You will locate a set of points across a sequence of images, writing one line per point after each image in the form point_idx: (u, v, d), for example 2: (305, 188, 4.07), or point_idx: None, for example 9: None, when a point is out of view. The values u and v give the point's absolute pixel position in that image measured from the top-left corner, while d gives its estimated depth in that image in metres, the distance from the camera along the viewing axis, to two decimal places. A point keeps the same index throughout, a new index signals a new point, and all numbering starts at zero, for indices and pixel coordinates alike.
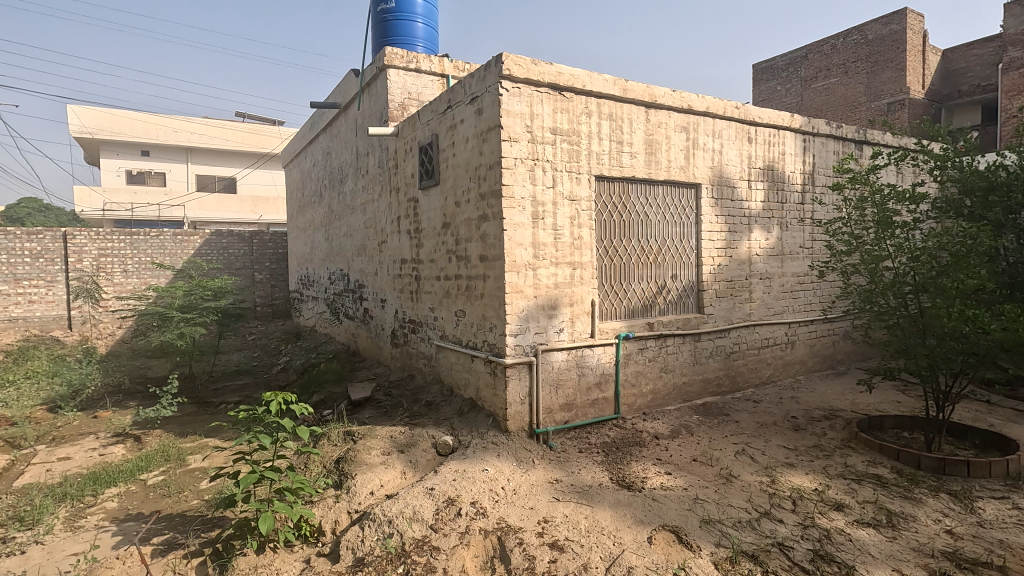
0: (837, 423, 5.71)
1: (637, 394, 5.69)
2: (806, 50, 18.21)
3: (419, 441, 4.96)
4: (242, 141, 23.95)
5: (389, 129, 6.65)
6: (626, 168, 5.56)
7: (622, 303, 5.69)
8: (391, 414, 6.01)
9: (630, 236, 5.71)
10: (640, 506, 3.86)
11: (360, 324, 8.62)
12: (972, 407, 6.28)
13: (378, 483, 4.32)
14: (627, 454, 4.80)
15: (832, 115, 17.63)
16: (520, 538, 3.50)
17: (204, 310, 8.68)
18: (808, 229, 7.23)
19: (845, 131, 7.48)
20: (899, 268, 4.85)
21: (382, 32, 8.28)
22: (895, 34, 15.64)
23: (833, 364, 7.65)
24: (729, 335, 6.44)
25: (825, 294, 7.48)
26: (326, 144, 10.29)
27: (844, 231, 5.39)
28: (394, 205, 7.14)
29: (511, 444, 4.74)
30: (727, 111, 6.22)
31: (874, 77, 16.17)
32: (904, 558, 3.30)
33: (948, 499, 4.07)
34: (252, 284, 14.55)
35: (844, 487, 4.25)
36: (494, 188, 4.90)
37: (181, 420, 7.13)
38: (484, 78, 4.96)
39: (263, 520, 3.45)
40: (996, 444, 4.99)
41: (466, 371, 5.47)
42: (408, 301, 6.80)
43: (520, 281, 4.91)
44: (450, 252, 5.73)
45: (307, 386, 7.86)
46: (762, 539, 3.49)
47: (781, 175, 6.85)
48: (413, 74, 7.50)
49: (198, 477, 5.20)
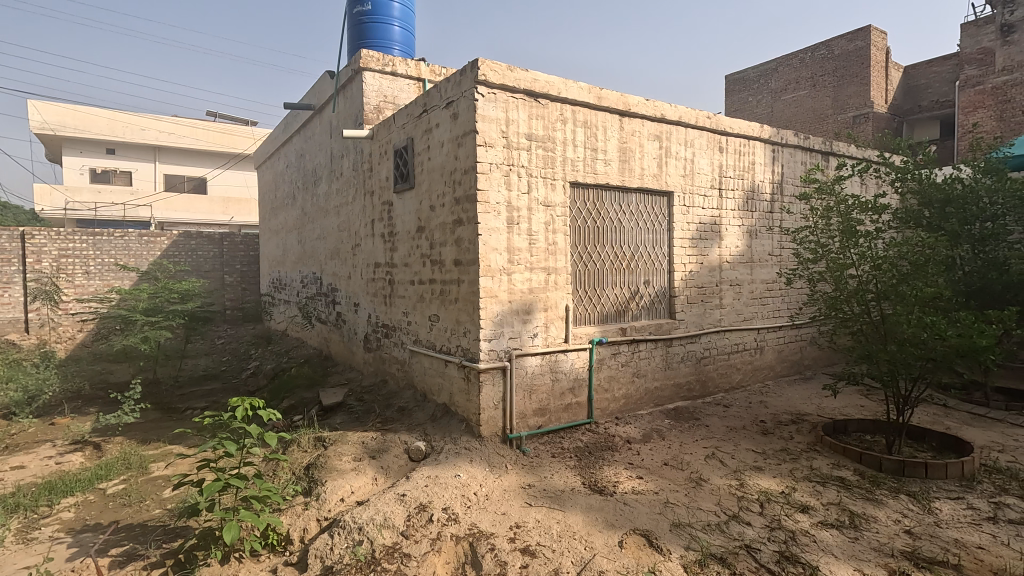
0: (804, 427, 5.86)
1: (610, 398, 5.73)
2: (776, 63, 18.71)
3: (392, 446, 4.91)
4: (213, 142, 23.50)
5: (363, 132, 6.61)
6: (600, 174, 5.61)
7: (596, 308, 5.74)
8: (363, 420, 5.92)
9: (604, 242, 5.77)
10: (612, 510, 3.90)
11: (333, 328, 8.49)
12: (930, 411, 6.52)
13: (348, 489, 4.27)
14: (599, 459, 4.83)
15: (801, 126, 18.14)
16: (492, 543, 3.49)
17: (169, 313, 8.44)
18: (777, 237, 7.40)
19: (813, 142, 7.70)
20: (862, 276, 4.98)
21: (357, 33, 8.22)
22: (859, 50, 16.24)
23: (800, 369, 7.84)
24: (699, 340, 6.55)
25: (793, 301, 7.67)
26: (299, 145, 10.18)
27: (811, 239, 5.52)
28: (368, 208, 7.06)
29: (484, 450, 4.73)
30: (698, 120, 6.34)
31: (840, 90, 16.73)
32: (867, 558, 3.38)
33: (908, 499, 4.20)
34: (222, 287, 14.17)
35: (810, 489, 4.35)
36: (469, 193, 4.89)
37: (144, 426, 6.91)
38: (460, 83, 4.97)
39: (228, 530, 3.35)
40: (952, 446, 5.19)
41: (440, 376, 5.44)
42: (381, 304, 6.75)
43: (494, 285, 4.91)
44: (424, 256, 5.70)
45: (278, 391, 7.70)
46: (731, 541, 3.54)
47: (750, 184, 7.01)
48: (390, 77, 7.44)
49: (161, 485, 5.05)
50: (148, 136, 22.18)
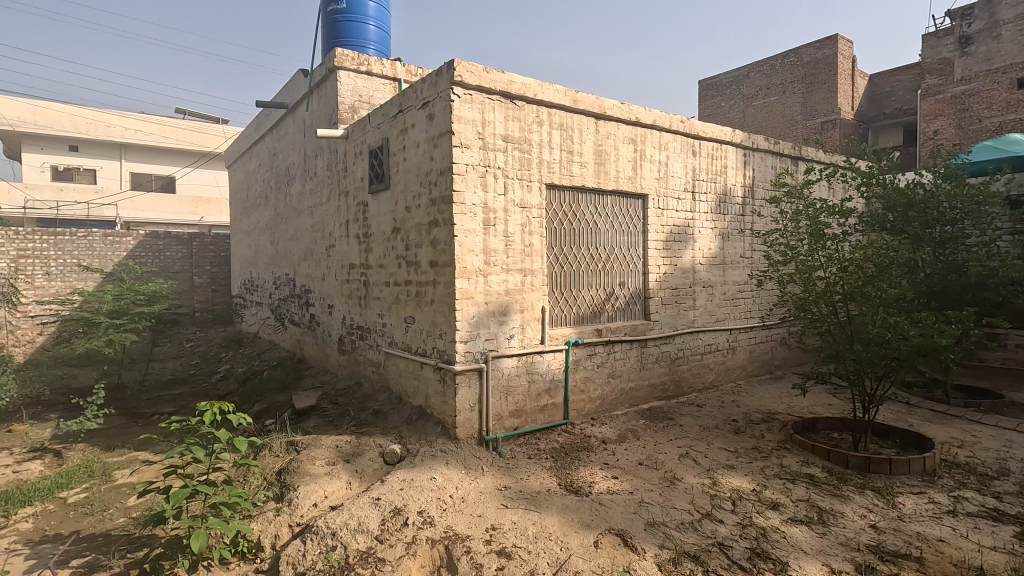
0: (774, 425, 5.98)
1: (585, 399, 5.77)
2: (748, 69, 19.11)
3: (366, 450, 4.85)
4: (182, 140, 23.00)
5: (338, 132, 6.53)
6: (576, 176, 5.65)
7: (571, 309, 5.77)
8: (337, 423, 5.83)
9: (580, 244, 5.81)
10: (587, 510, 3.92)
11: (306, 330, 8.35)
12: (894, 408, 6.73)
13: (321, 494, 4.20)
14: (574, 459, 4.85)
15: (771, 131, 18.55)
16: (468, 546, 3.47)
17: (135, 315, 8.20)
18: (748, 239, 7.55)
19: (783, 147, 7.88)
20: (830, 278, 5.11)
21: (332, 32, 8.12)
22: (827, 58, 16.70)
23: (771, 369, 8.01)
24: (673, 342, 6.63)
25: (763, 302, 7.84)
26: (272, 144, 10.00)
27: (781, 241, 5.64)
28: (343, 209, 6.97)
29: (460, 452, 4.71)
30: (672, 124, 6.43)
31: (809, 97, 17.17)
32: (834, 553, 3.47)
33: (874, 495, 4.32)
34: (191, 289, 13.81)
35: (780, 487, 4.44)
36: (446, 194, 4.87)
37: (108, 432, 6.70)
38: (436, 83, 4.95)
39: (195, 538, 3.26)
40: (914, 442, 5.37)
41: (415, 379, 5.40)
42: (356, 306, 6.67)
43: (470, 287, 4.89)
44: (400, 257, 5.65)
45: (249, 395, 7.54)
46: (704, 539, 3.60)
47: (722, 187, 7.14)
48: (365, 77, 7.37)
49: (126, 493, 4.89)
50: (114, 133, 21.54)
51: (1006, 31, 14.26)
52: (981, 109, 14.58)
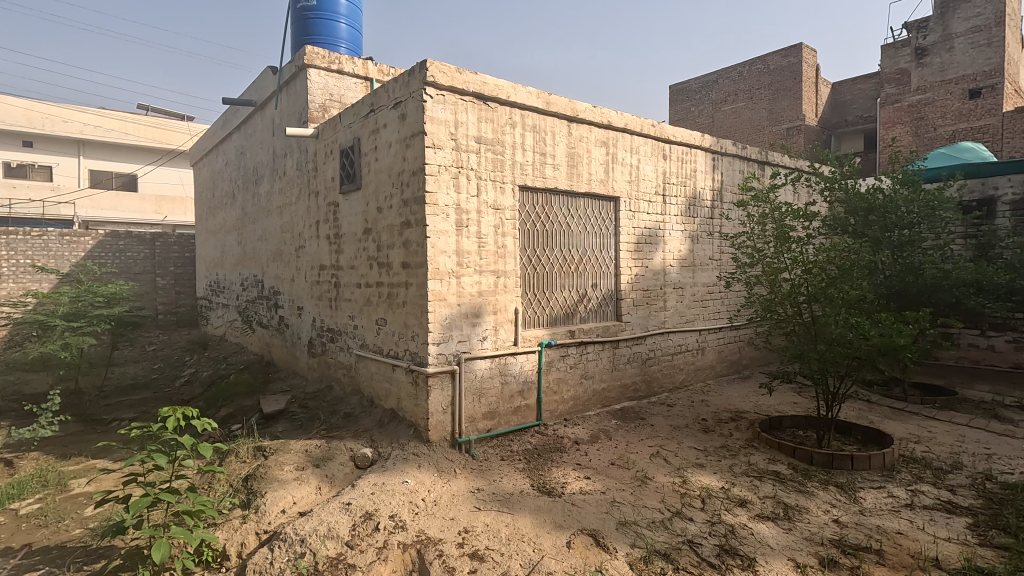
0: (742, 424, 6.12)
1: (558, 400, 5.79)
2: (717, 75, 19.52)
3: (337, 454, 4.77)
4: (144, 137, 22.29)
5: (308, 130, 6.42)
6: (549, 178, 5.67)
7: (544, 311, 5.79)
8: (306, 427, 5.72)
9: (553, 245, 5.84)
10: (560, 510, 3.94)
11: (275, 333, 8.18)
12: (856, 406, 6.95)
13: (290, 500, 4.11)
14: (547, 460, 4.87)
15: (739, 136, 18.98)
16: (440, 549, 3.45)
17: (94, 318, 7.91)
18: (717, 242, 7.70)
19: (750, 152, 8.07)
20: (795, 280, 5.24)
21: (301, 29, 7.99)
22: (792, 66, 17.19)
23: (739, 369, 8.19)
24: (644, 342, 6.72)
25: (731, 303, 8.01)
26: (239, 142, 9.78)
27: (748, 244, 5.77)
28: (312, 209, 6.85)
29: (433, 455, 4.68)
30: (643, 128, 6.52)
31: (775, 103, 17.64)
32: (799, 548, 3.56)
33: (836, 490, 4.45)
34: (153, 291, 13.37)
35: (747, 484, 4.54)
36: (418, 194, 4.83)
37: (63, 440, 6.43)
38: (408, 83, 4.91)
39: (157, 548, 3.14)
40: (875, 439, 5.55)
41: (387, 381, 5.34)
42: (327, 308, 6.56)
43: (443, 288, 4.87)
44: (371, 259, 5.59)
45: (215, 399, 7.34)
46: (674, 537, 3.65)
47: (692, 191, 7.27)
48: (335, 75, 7.27)
49: (82, 503, 4.71)
50: (72, 129, 20.70)
51: (958, 43, 14.88)
52: (936, 118, 15.23)
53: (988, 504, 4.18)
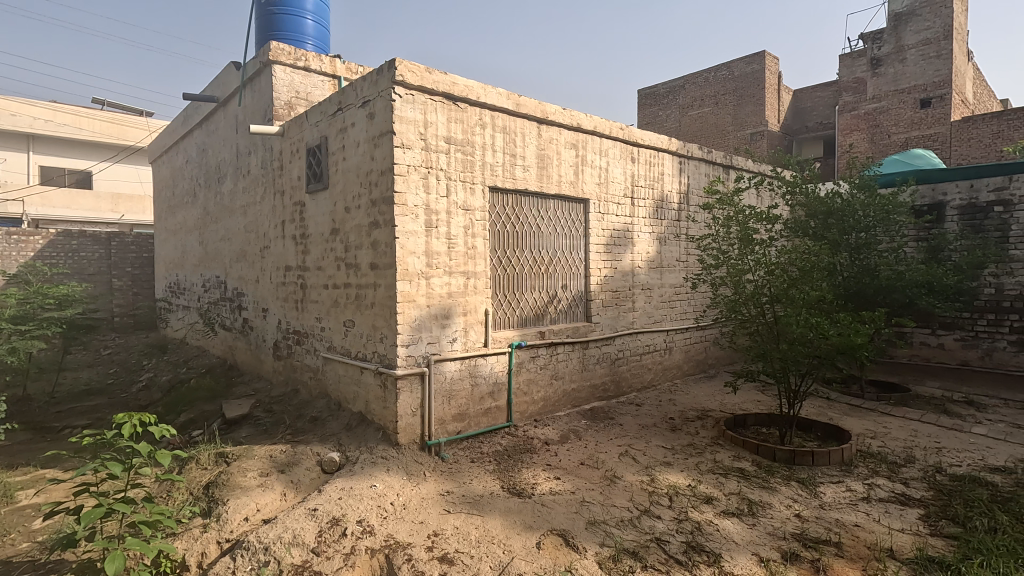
0: (708, 422, 6.24)
1: (528, 401, 5.81)
2: (683, 80, 19.92)
3: (303, 459, 4.67)
4: (100, 132, 21.41)
5: (273, 128, 6.27)
6: (519, 180, 5.68)
7: (514, 312, 5.79)
8: (271, 432, 5.58)
9: (523, 247, 5.85)
10: (530, 511, 3.94)
11: (238, 335, 7.96)
12: (816, 403, 7.17)
13: (253, 507, 4.01)
14: (517, 461, 4.87)
15: (705, 140, 19.40)
16: (409, 554, 3.41)
17: (44, 321, 7.55)
18: (683, 244, 7.85)
19: (715, 156, 8.26)
20: (758, 281, 5.38)
21: (266, 25, 7.81)
22: (755, 73, 17.68)
23: (705, 368, 8.36)
24: (614, 343, 6.79)
25: (697, 304, 8.17)
26: (201, 139, 9.49)
27: (713, 246, 5.89)
28: (278, 209, 6.70)
29: (402, 458, 4.62)
30: (612, 131, 6.60)
31: (739, 109, 18.10)
32: (762, 542, 3.65)
33: (798, 485, 4.58)
34: (109, 292, 12.84)
35: (713, 481, 4.63)
36: (386, 195, 4.77)
37: (10, 449, 6.12)
38: (376, 82, 4.84)
39: (110, 561, 2.99)
40: (834, 435, 5.74)
41: (355, 384, 5.26)
42: (292, 310, 6.42)
43: (412, 289, 4.82)
44: (339, 259, 5.49)
45: (174, 405, 7.09)
46: (642, 535, 3.69)
47: (659, 194, 7.39)
48: (302, 73, 7.13)
49: (30, 515, 4.48)
50: (21, 123, 19.59)
51: (910, 55, 15.53)
52: (890, 126, 15.89)
53: (938, 496, 4.36)
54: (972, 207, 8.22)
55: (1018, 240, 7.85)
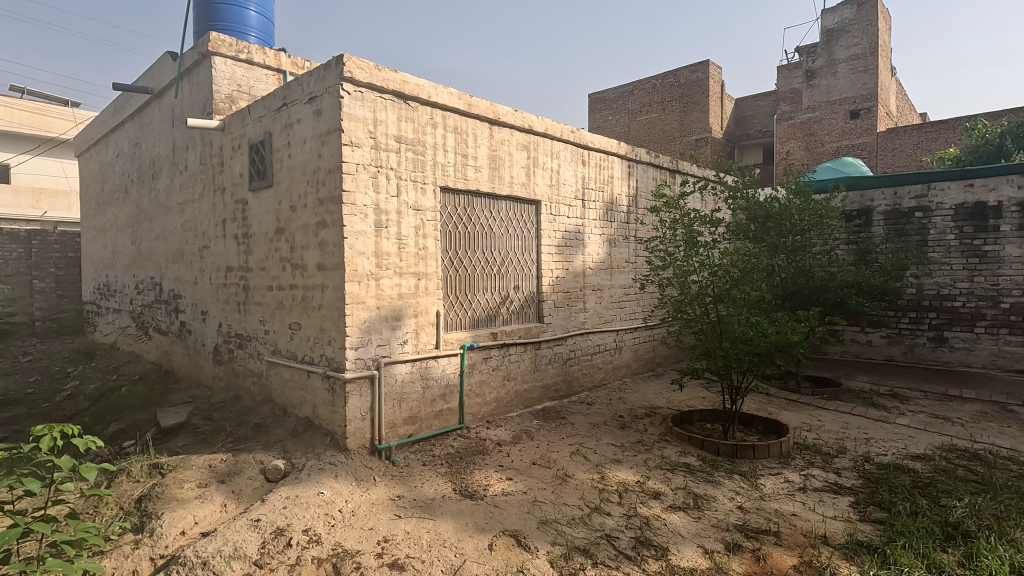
0: (656, 419, 6.41)
1: (481, 403, 5.79)
2: (632, 86, 20.39)
3: (245, 468, 4.48)
4: (18, 122, 19.78)
5: (212, 122, 6.00)
6: (471, 180, 5.66)
7: (466, 313, 5.76)
8: (210, 440, 5.33)
9: (475, 248, 5.83)
10: (482, 513, 3.93)
11: (175, 340, 7.57)
12: (757, 399, 7.49)
13: (190, 520, 3.81)
14: (470, 463, 4.85)
15: (653, 145, 19.93)
16: (358, 561, 3.32)
17: None
18: (632, 245, 8.04)
19: (662, 160, 8.50)
20: (703, 281, 5.55)
21: (206, 14, 7.47)
22: (700, 81, 18.32)
23: (653, 366, 8.59)
24: (565, 343, 6.87)
25: (646, 304, 8.38)
26: (133, 132, 8.97)
27: (660, 248, 6.04)
28: (218, 207, 6.41)
29: (351, 463, 4.51)
30: (563, 134, 6.68)
31: (685, 116, 18.71)
32: (707, 535, 3.78)
33: (740, 478, 4.77)
34: (29, 295, 11.92)
35: (661, 477, 4.76)
36: (334, 194, 4.65)
37: None
38: (324, 78, 4.72)
39: None
40: (773, 429, 6.00)
41: (302, 389, 5.10)
42: (234, 313, 6.16)
43: (361, 290, 4.71)
44: (283, 260, 5.31)
45: (103, 414, 6.65)
46: (593, 532, 3.75)
47: (609, 196, 7.53)
48: (244, 66, 6.85)
49: None
50: None
51: (840, 68, 16.49)
52: (823, 135, 16.83)
53: (866, 483, 4.64)
54: (896, 213, 8.81)
55: (935, 244, 8.49)
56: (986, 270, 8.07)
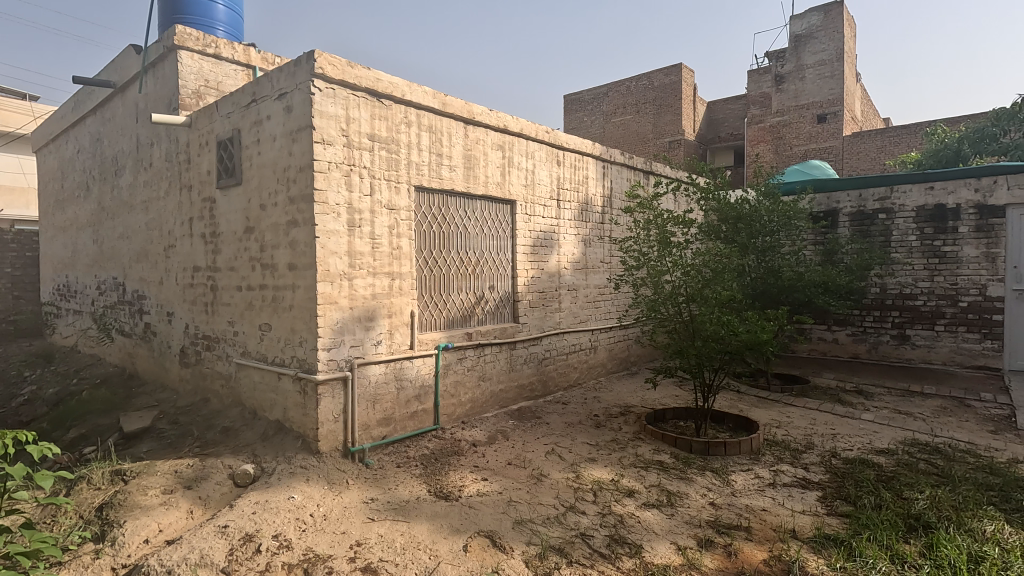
0: (630, 418, 6.46)
1: (456, 403, 5.76)
2: (607, 88, 20.55)
3: (213, 473, 4.37)
4: None
5: (178, 118, 5.84)
6: (445, 179, 5.62)
7: (440, 314, 5.72)
8: (176, 445, 5.17)
9: (450, 247, 5.79)
10: (457, 514, 3.90)
11: (139, 342, 7.33)
12: (728, 396, 7.62)
13: (155, 528, 3.69)
14: (445, 464, 4.81)
15: (627, 147, 20.14)
16: (330, 566, 3.27)
17: None
18: (607, 246, 8.10)
19: (636, 161, 8.58)
20: (676, 281, 5.62)
21: (171, 7, 7.25)
22: (673, 84, 18.56)
23: (627, 365, 8.67)
24: (540, 343, 6.88)
25: (620, 304, 8.46)
26: (94, 127, 8.67)
27: (634, 248, 6.09)
28: (184, 205, 6.23)
29: (323, 466, 4.43)
30: (538, 134, 6.69)
31: (659, 118, 18.95)
32: (680, 531, 3.82)
33: (711, 475, 4.85)
34: None
35: (634, 474, 4.80)
36: (305, 192, 4.56)
37: None
38: (294, 74, 4.63)
39: None
40: (744, 426, 6.12)
41: (272, 391, 4.99)
42: (201, 314, 5.99)
43: (334, 290, 4.63)
44: (253, 259, 5.19)
45: (62, 420, 6.41)
46: (568, 531, 3.75)
47: (584, 197, 7.57)
48: (211, 60, 6.68)
49: None
50: None
51: (808, 74, 16.93)
52: (792, 138, 17.24)
53: (833, 478, 4.76)
54: (860, 214, 9.06)
55: (898, 244, 8.77)
56: (945, 270, 8.38)
